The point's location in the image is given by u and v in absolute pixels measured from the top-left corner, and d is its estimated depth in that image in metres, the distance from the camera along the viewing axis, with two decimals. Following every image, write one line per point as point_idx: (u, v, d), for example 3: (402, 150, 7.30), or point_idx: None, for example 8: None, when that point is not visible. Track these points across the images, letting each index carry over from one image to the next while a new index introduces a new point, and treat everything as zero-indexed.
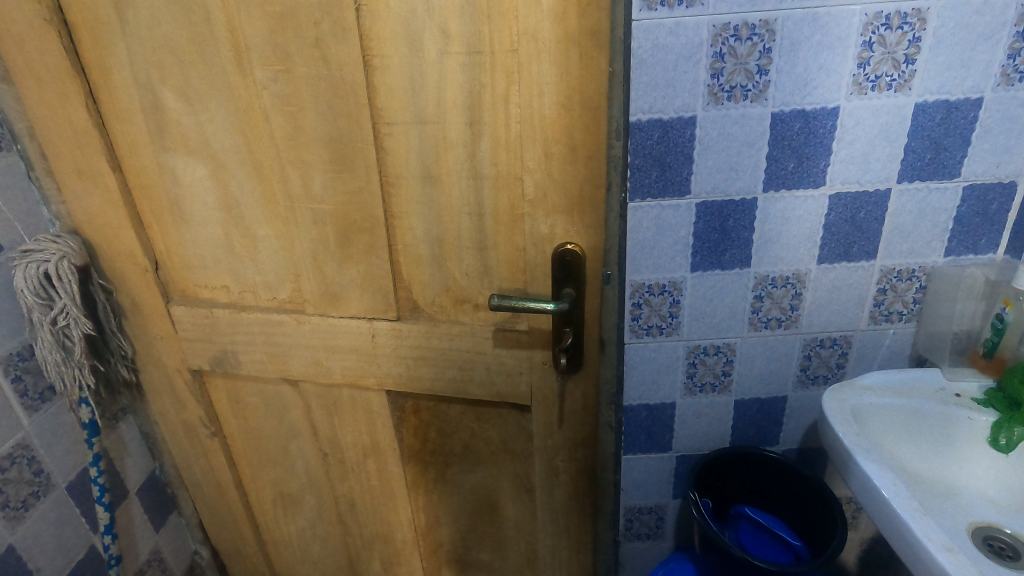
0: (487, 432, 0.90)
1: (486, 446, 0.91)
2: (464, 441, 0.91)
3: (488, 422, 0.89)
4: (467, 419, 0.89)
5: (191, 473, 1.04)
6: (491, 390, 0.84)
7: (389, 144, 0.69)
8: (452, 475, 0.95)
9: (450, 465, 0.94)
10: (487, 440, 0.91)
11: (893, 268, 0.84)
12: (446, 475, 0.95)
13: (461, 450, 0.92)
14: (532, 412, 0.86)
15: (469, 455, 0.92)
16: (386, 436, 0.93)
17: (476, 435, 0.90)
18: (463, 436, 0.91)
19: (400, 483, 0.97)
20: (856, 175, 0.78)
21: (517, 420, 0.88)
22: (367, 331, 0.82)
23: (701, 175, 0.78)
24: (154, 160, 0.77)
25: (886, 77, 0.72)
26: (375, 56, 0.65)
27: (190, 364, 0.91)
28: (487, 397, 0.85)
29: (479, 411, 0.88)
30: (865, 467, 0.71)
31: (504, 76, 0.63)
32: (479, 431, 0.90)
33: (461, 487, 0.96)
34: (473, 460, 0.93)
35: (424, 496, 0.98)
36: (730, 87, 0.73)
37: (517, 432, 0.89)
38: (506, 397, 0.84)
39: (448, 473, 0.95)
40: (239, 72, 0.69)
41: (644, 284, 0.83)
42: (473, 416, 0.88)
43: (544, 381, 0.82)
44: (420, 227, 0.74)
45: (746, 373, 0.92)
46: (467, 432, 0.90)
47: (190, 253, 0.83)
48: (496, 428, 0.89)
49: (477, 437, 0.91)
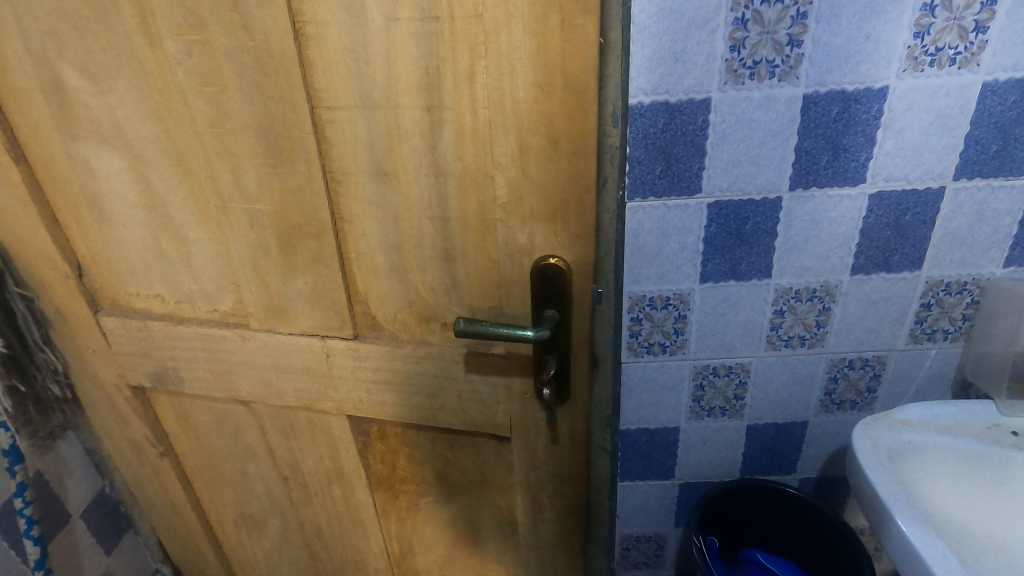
0: (462, 460, 0.78)
1: (462, 475, 0.80)
2: (436, 467, 0.80)
3: (463, 450, 0.77)
4: (439, 449, 0.78)
5: (144, 492, 0.95)
6: (466, 420, 0.72)
7: (331, 133, 0.57)
8: (425, 503, 0.85)
9: (426, 494, 0.83)
10: (465, 468, 0.79)
11: (940, 280, 0.71)
12: (421, 504, 0.85)
13: (435, 480, 0.82)
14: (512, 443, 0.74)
15: (443, 483, 0.82)
16: (350, 461, 0.82)
17: (450, 463, 0.79)
18: (436, 465, 0.80)
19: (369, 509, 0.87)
20: (902, 170, 0.64)
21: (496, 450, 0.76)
22: (320, 350, 0.70)
23: (716, 171, 0.65)
24: (64, 150, 0.65)
25: (948, 50, 0.58)
26: (308, 23, 0.51)
27: (129, 380, 0.81)
28: (461, 427, 0.73)
29: (455, 438, 0.76)
30: (904, 527, 0.60)
31: (467, 48, 0.50)
32: (453, 459, 0.79)
33: (435, 517, 0.86)
34: (446, 489, 0.82)
35: (396, 523, 0.88)
36: (752, 62, 0.59)
37: (495, 462, 0.78)
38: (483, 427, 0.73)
39: (423, 502, 0.84)
40: (150, 44, 0.57)
41: (644, 295, 0.72)
42: (446, 444, 0.77)
43: (525, 411, 0.71)
44: (375, 233, 0.62)
45: (761, 397, 0.80)
46: (439, 461, 0.79)
47: (118, 257, 0.72)
48: (473, 455, 0.78)
49: (452, 464, 0.79)
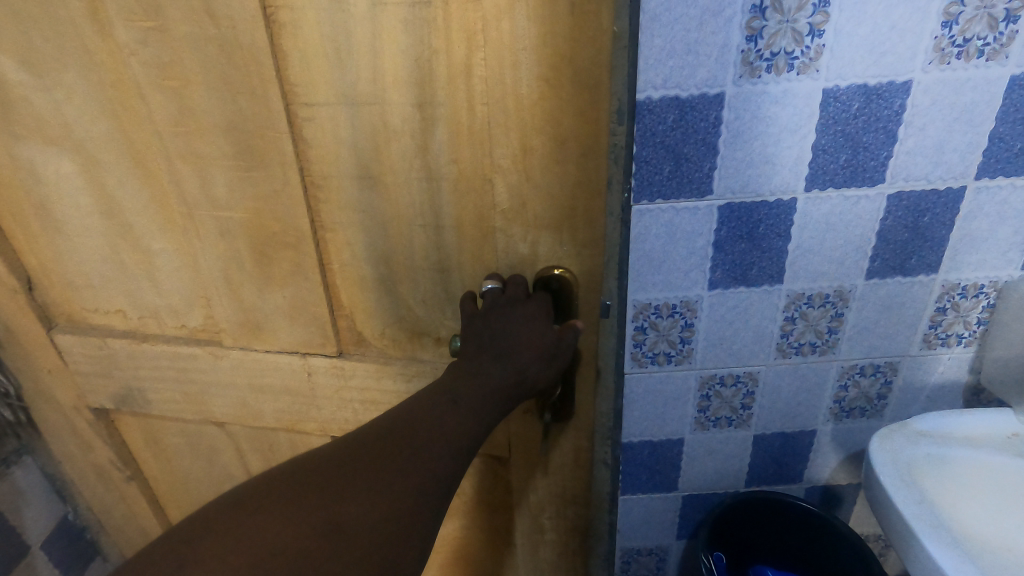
0: (460, 416, 0.49)
1: (436, 462, 0.47)
2: (409, 431, 0.48)
3: (477, 378, 0.51)
4: (452, 368, 0.53)
5: (112, 518, 0.88)
6: (529, 311, 0.53)
7: (309, 133, 0.51)
8: (320, 516, 0.43)
9: (337, 510, 0.44)
10: (448, 445, 0.48)
11: (957, 283, 0.67)
12: (318, 523, 0.43)
13: (384, 462, 0.47)
14: (541, 385, 0.54)
15: (393, 481, 0.46)
16: None
17: (430, 435, 0.48)
18: (423, 412, 0.50)
19: (196, 520, 0.45)
20: (924, 169, 0.60)
21: (504, 408, 0.52)
22: (301, 368, 0.65)
23: (728, 171, 0.60)
24: (6, 151, 0.58)
25: (977, 40, 0.54)
26: (281, 8, 0.45)
27: (91, 402, 0.74)
28: (512, 322, 0.53)
29: (486, 332, 0.52)
30: (930, 547, 0.56)
31: (464, 37, 0.45)
32: (454, 409, 0.50)
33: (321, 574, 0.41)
34: (384, 498, 0.45)
35: (224, 541, 0.42)
36: (770, 54, 0.54)
37: (512, 360, 0.52)
38: (540, 328, 0.53)
39: (324, 524, 0.43)
40: (97, 30, 0.50)
41: (650, 304, 0.68)
42: (484, 326, 0.53)
43: (571, 332, 0.53)
44: (361, 242, 0.56)
45: (770, 406, 0.76)
46: (432, 398, 0.51)
47: (72, 270, 0.65)
48: (488, 381, 0.51)
49: (432, 443, 0.48)
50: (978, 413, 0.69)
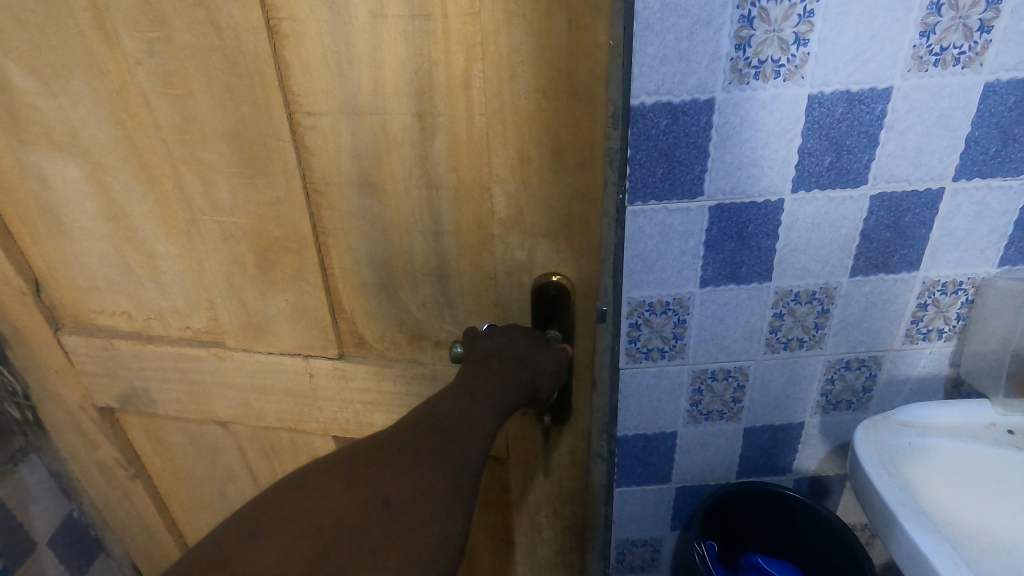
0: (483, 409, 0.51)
1: (467, 449, 0.48)
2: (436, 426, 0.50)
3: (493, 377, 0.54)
4: (460, 374, 0.56)
5: (116, 515, 0.90)
6: (529, 336, 0.58)
7: (312, 140, 0.53)
8: (371, 494, 0.43)
9: (384, 489, 0.44)
10: (476, 436, 0.49)
11: (937, 280, 0.70)
12: (369, 501, 0.42)
13: (419, 446, 0.47)
14: (541, 397, 0.58)
15: (429, 466, 0.46)
16: None
17: (457, 427, 0.49)
18: (445, 406, 0.51)
19: (242, 516, 0.43)
20: (904, 171, 0.63)
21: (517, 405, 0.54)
22: (303, 369, 0.67)
23: (718, 173, 0.62)
24: (13, 156, 0.59)
25: (953, 49, 0.57)
26: (284, 19, 0.47)
27: (97, 402, 0.76)
28: (515, 342, 0.57)
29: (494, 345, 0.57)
30: (912, 531, 0.59)
31: (463, 49, 0.47)
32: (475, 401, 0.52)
33: (379, 551, 0.41)
34: (426, 480, 0.45)
35: (279, 526, 0.41)
36: (757, 61, 0.57)
37: (518, 373, 0.55)
38: (540, 349, 0.58)
39: (375, 502, 0.43)
40: (105, 40, 0.51)
41: (644, 301, 0.70)
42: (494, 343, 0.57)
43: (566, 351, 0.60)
44: (361, 247, 0.58)
45: (759, 400, 0.79)
46: (451, 395, 0.52)
47: (78, 272, 0.66)
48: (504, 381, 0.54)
49: (459, 433, 0.49)
50: (957, 404, 0.73)
